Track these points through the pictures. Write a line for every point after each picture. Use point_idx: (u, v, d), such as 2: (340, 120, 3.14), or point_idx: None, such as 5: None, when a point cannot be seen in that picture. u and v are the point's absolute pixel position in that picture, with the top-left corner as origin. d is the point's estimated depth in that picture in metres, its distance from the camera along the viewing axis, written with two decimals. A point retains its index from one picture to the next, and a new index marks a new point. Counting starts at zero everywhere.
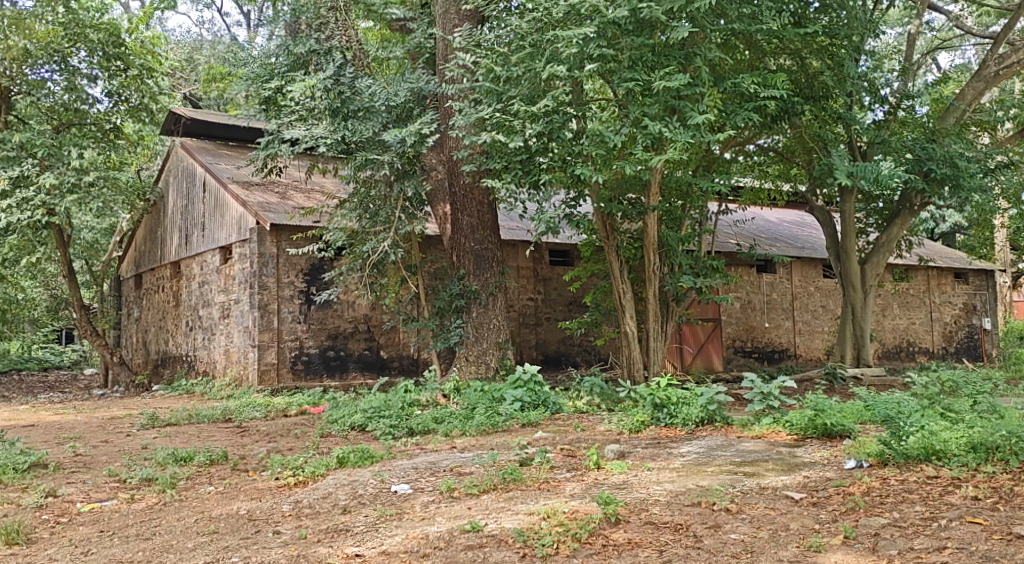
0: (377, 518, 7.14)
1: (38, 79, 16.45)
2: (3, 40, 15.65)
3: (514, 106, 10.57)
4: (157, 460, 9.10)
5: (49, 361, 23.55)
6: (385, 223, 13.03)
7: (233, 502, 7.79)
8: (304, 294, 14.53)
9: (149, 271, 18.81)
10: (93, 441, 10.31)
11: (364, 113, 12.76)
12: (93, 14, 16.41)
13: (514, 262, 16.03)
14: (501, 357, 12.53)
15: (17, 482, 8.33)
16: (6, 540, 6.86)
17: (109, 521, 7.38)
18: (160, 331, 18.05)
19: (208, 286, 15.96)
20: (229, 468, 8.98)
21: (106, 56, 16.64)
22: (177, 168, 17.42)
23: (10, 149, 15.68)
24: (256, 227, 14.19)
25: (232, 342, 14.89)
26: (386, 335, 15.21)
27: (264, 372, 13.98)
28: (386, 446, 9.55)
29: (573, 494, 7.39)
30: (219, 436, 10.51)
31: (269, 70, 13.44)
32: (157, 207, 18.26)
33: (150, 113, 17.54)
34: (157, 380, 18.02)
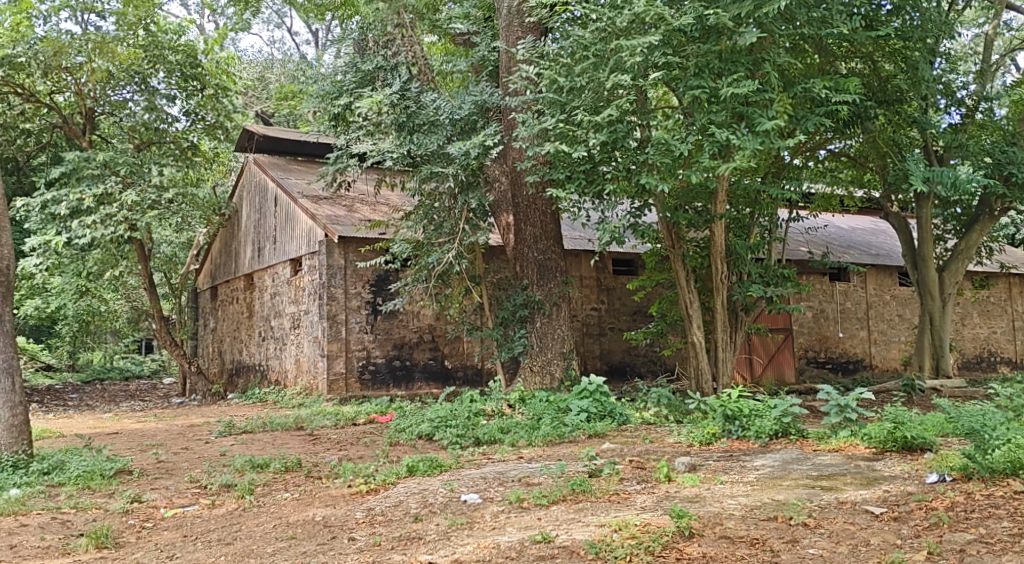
0: (448, 527, 7.17)
1: (120, 100, 17.00)
2: (87, 64, 15.88)
3: (578, 116, 10.56)
4: (235, 467, 9.29)
5: (130, 371, 24.29)
6: (449, 234, 13.08)
7: (309, 509, 7.88)
8: (371, 305, 14.69)
9: (224, 283, 19.26)
10: (174, 449, 10.55)
11: (429, 127, 12.85)
12: (172, 36, 16.85)
13: (578, 272, 15.98)
14: (566, 367, 12.47)
15: (103, 488, 8.57)
16: (96, 544, 7.04)
17: (192, 526, 7.55)
18: (235, 341, 18.40)
19: (279, 297, 16.25)
20: (304, 476, 9.09)
21: (184, 77, 17.12)
22: (250, 184, 17.78)
23: (94, 167, 16.13)
24: (325, 240, 14.40)
25: (302, 351, 15.12)
26: (451, 345, 15.29)
27: (333, 381, 14.16)
28: (454, 456, 9.59)
29: (645, 507, 7.31)
30: (293, 444, 10.67)
31: (338, 87, 13.57)
32: (231, 221, 18.63)
33: (226, 130, 18.01)
34: (231, 390, 18.37)
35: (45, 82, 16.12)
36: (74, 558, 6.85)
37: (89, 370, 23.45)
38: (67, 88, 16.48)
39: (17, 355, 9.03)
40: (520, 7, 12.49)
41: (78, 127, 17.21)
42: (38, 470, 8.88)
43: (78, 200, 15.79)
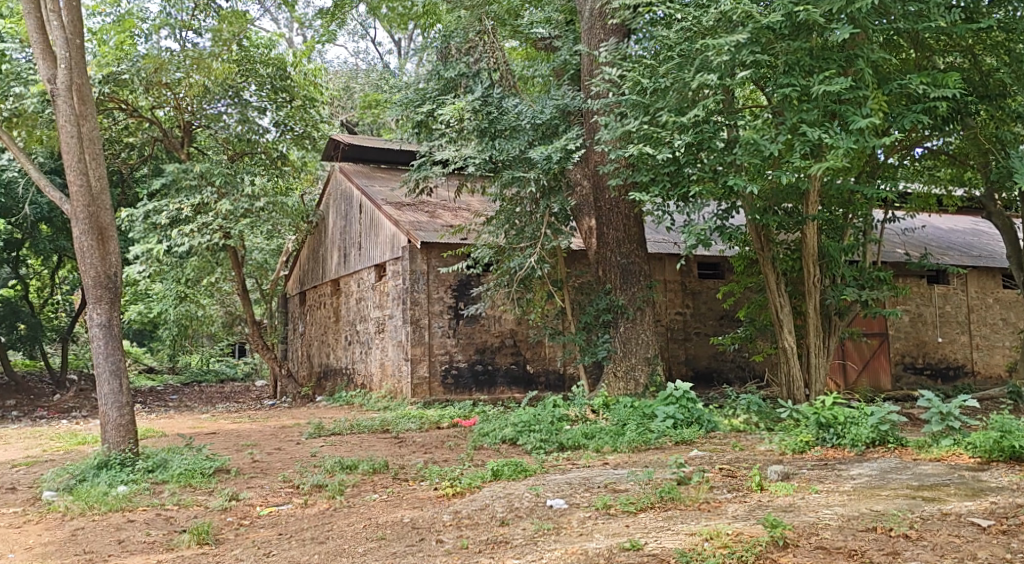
0: (536, 531, 7.12)
1: (215, 113, 17.44)
2: (185, 79, 16.48)
3: (663, 118, 10.36)
4: (326, 468, 9.44)
5: (225, 374, 25.01)
6: (531, 239, 13.03)
7: (397, 510, 7.94)
8: (453, 309, 14.76)
9: (312, 288, 19.62)
10: (268, 449, 10.79)
11: (510, 132, 12.81)
12: (263, 50, 17.28)
13: (662, 276, 15.80)
14: (651, 373, 12.28)
15: (203, 486, 8.80)
16: (197, 540, 7.23)
17: (287, 524, 7.69)
18: (323, 345, 18.73)
19: (364, 302, 16.48)
20: (391, 477, 9.18)
21: (274, 89, 17.56)
22: (336, 191, 18.09)
23: (191, 178, 16.69)
24: (408, 245, 14.52)
25: (387, 355, 15.29)
26: (533, 350, 15.26)
27: (417, 385, 14.28)
28: (539, 461, 9.54)
29: (737, 515, 7.13)
30: (380, 447, 10.78)
31: (421, 95, 13.53)
32: (319, 228, 18.97)
33: (313, 140, 18.34)
34: (320, 393, 18.71)
35: (146, 98, 16.63)
36: (177, 553, 7.03)
37: (187, 373, 24.29)
38: (167, 103, 17.06)
39: (125, 358, 9.34)
40: (602, 9, 12.34)
41: (177, 140, 17.85)
42: (143, 468, 9.15)
43: (176, 210, 16.43)
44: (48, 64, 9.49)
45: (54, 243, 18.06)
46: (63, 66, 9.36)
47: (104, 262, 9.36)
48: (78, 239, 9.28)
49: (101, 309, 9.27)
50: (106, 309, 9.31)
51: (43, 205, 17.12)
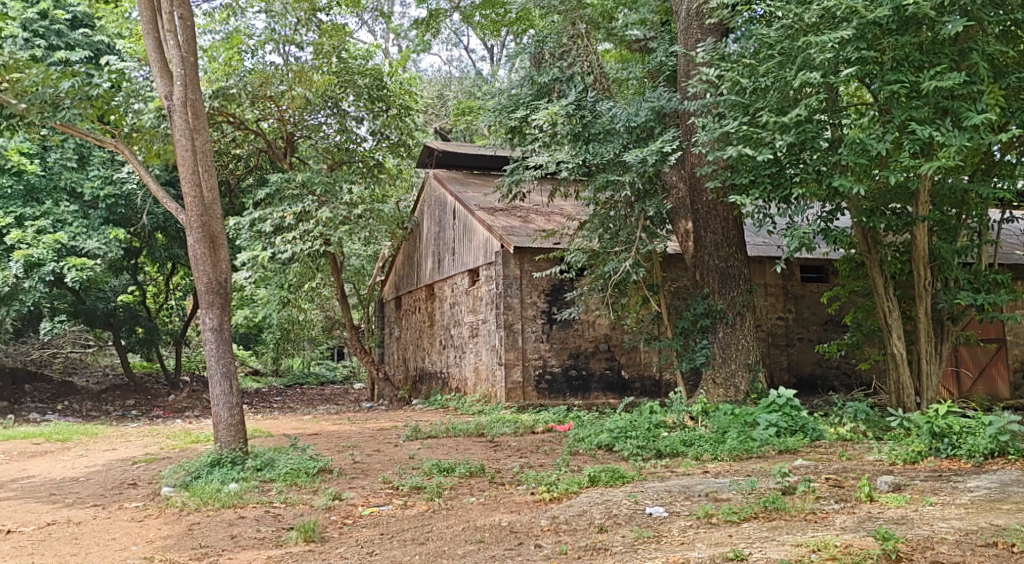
0: (635, 539, 7.02)
1: (315, 124, 17.94)
2: (288, 92, 16.90)
3: (763, 118, 10.10)
4: (424, 470, 9.54)
5: (326, 376, 25.64)
6: (626, 243, 12.81)
7: (495, 513, 7.97)
8: (546, 314, 14.72)
9: (407, 293, 19.90)
10: (367, 450, 10.99)
11: (604, 136, 12.62)
12: (361, 61, 17.66)
13: (762, 280, 15.44)
14: (752, 380, 11.98)
15: (308, 485, 9.02)
16: (304, 537, 7.39)
17: (388, 524, 7.80)
18: (418, 349, 18.98)
19: (458, 307, 16.61)
20: (488, 481, 9.21)
21: (371, 99, 17.87)
22: (431, 198, 18.24)
23: (293, 188, 17.15)
24: (501, 250, 14.57)
25: (481, 360, 15.37)
26: (628, 355, 15.13)
27: (511, 390, 14.32)
28: (637, 468, 9.42)
29: (846, 527, 6.88)
30: (476, 450, 10.83)
31: (514, 101, 13.57)
32: (414, 234, 19.17)
33: (408, 148, 18.67)
34: (416, 396, 18.97)
35: (252, 111, 17.13)
36: (286, 550, 7.21)
37: (289, 376, 25.01)
38: (271, 115, 17.57)
39: (234, 361, 9.63)
40: (699, 9, 12.13)
41: (280, 150, 18.45)
42: (252, 466, 9.41)
43: (280, 217, 16.92)
44: (166, 81, 9.91)
45: (169, 251, 18.88)
46: (179, 83, 9.78)
47: (216, 268, 9.69)
48: (193, 247, 9.65)
49: (213, 313, 9.60)
50: (217, 313, 9.63)
51: (159, 215, 17.92)
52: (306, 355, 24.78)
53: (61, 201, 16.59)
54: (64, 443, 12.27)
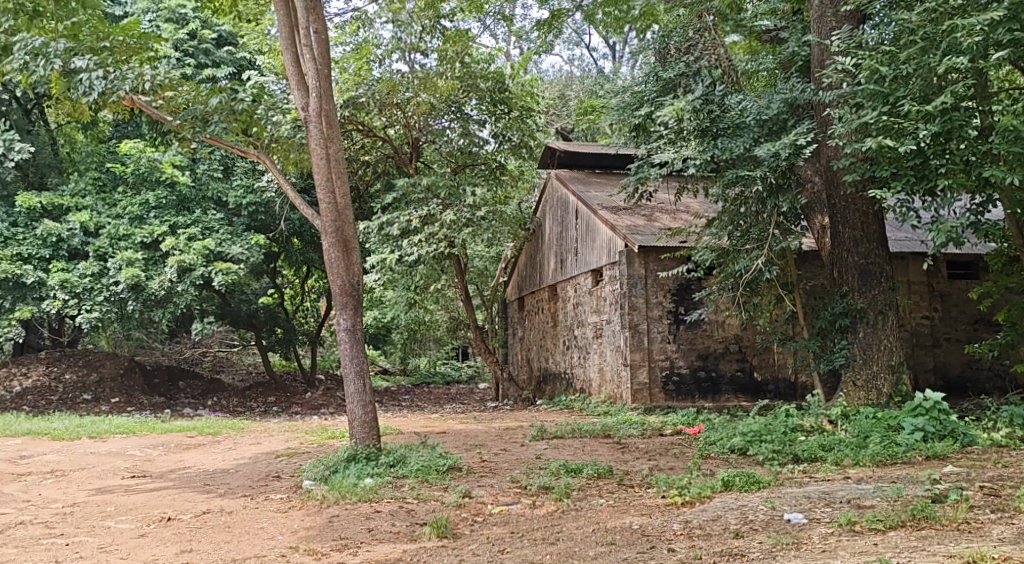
0: (773, 545, 6.79)
1: (439, 128, 18.22)
2: (414, 99, 17.18)
3: (905, 107, 9.58)
4: (552, 470, 9.50)
5: (451, 376, 26.01)
6: (758, 240, 12.40)
7: (625, 516, 7.87)
8: (673, 314, 14.45)
9: (530, 294, 19.94)
10: (495, 449, 11.06)
11: (734, 130, 12.19)
12: (483, 65, 17.72)
13: (905, 277, 14.73)
14: (895, 382, 11.44)
15: (439, 482, 9.14)
16: (437, 532, 7.49)
17: (518, 523, 7.81)
18: (542, 349, 19.01)
19: (582, 307, 16.51)
20: (616, 483, 9.10)
21: (493, 102, 18.01)
22: (553, 199, 18.19)
23: (419, 192, 17.41)
24: (625, 249, 14.35)
25: (606, 360, 15.24)
26: (760, 356, 14.74)
27: (637, 391, 14.13)
28: (773, 473, 9.11)
29: (1004, 539, 6.45)
30: (603, 452, 10.73)
31: (639, 98, 13.26)
32: (536, 234, 19.17)
33: (530, 148, 18.63)
34: (541, 396, 19.01)
35: (380, 118, 17.68)
36: (420, 544, 7.31)
37: (416, 376, 25.51)
38: (397, 122, 17.95)
39: (368, 360, 9.86)
40: None
41: (406, 155, 18.77)
42: (386, 462, 9.59)
43: (407, 221, 17.20)
44: (302, 92, 10.25)
45: (304, 255, 19.57)
46: (315, 94, 10.09)
47: (349, 272, 9.95)
48: (327, 251, 9.92)
49: (348, 314, 9.83)
50: (351, 314, 9.86)
51: (296, 221, 18.59)
52: (432, 355, 25.24)
53: (209, 210, 17.54)
54: (213, 436, 12.89)
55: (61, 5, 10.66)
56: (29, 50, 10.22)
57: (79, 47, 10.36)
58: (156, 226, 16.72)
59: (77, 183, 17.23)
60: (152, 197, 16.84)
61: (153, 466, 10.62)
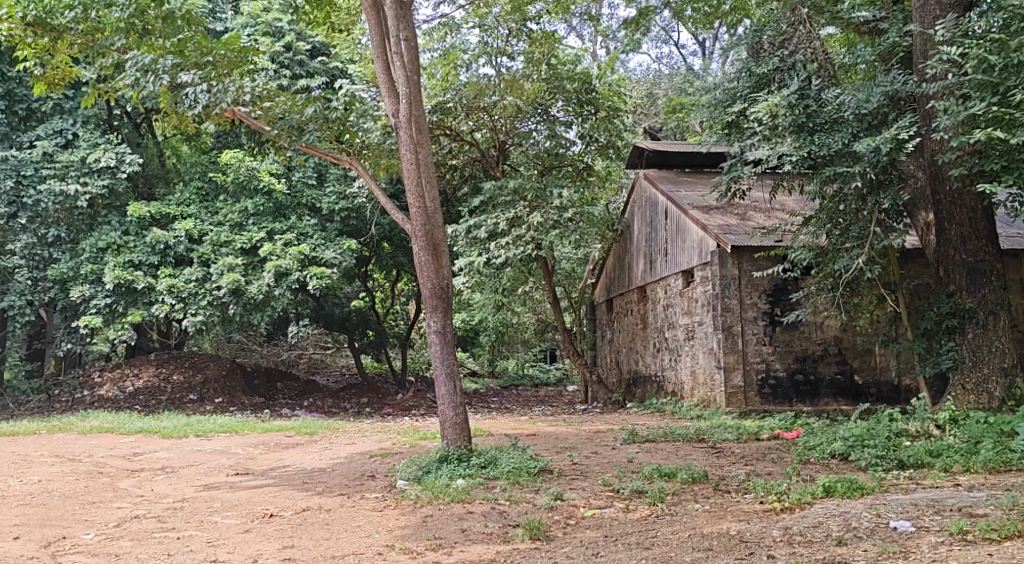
0: (879, 554, 6.55)
1: (526, 131, 18.19)
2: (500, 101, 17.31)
3: (1015, 97, 9.12)
4: (645, 474, 9.37)
5: (540, 379, 25.99)
6: (858, 238, 11.97)
7: (723, 521, 7.71)
8: (769, 316, 14.12)
9: (619, 296, 19.77)
10: (585, 452, 10.98)
11: (832, 125, 11.86)
12: (569, 66, 17.62)
13: (1016, 275, 14.07)
14: (1008, 386, 10.93)
15: (530, 484, 9.11)
16: (530, 534, 7.48)
17: (612, 527, 7.72)
18: (632, 352, 18.83)
19: (672, 309, 16.27)
20: (712, 488, 8.92)
21: (580, 103, 17.87)
22: (641, 199, 17.99)
23: (506, 195, 17.43)
24: (717, 250, 14.06)
25: (698, 363, 14.98)
26: (861, 359, 14.29)
27: (732, 395, 13.86)
28: (876, 479, 8.79)
29: None
30: (697, 456, 10.54)
31: (731, 95, 12.95)
32: (624, 235, 19.00)
33: (617, 149, 18.40)
34: (631, 399, 18.83)
35: (467, 122, 17.83)
36: (513, 546, 7.30)
37: (505, 378, 25.56)
38: (484, 125, 18.06)
39: (458, 362, 9.92)
40: None
41: (493, 159, 18.85)
42: (477, 464, 9.62)
43: (494, 224, 17.22)
44: (393, 99, 10.44)
45: (395, 259, 19.86)
46: (404, 101, 10.23)
47: (438, 274, 10.04)
48: (418, 255, 10.04)
49: (437, 317, 9.92)
50: (441, 317, 9.94)
51: (386, 225, 18.88)
52: (520, 357, 25.27)
53: (303, 216, 17.94)
54: (310, 436, 13.16)
55: (169, 23, 10.86)
56: (139, 67, 10.65)
57: (185, 62, 10.73)
58: (255, 232, 17.22)
59: (182, 193, 17.89)
60: (251, 205, 17.39)
61: (256, 464, 10.90)
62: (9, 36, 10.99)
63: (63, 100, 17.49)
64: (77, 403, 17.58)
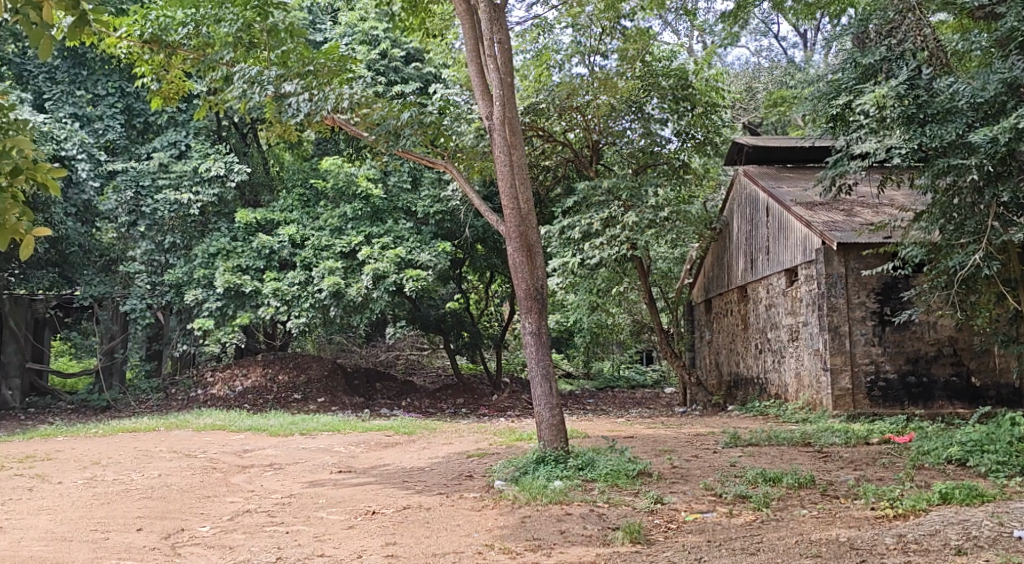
0: None
1: (619, 129, 17.98)
2: (593, 101, 17.15)
3: None
4: (748, 478, 9.12)
5: (636, 380, 25.72)
6: (974, 234, 11.42)
7: (832, 528, 7.43)
8: (878, 316, 13.63)
9: (717, 296, 19.41)
10: (685, 455, 10.76)
11: (944, 116, 11.26)
12: (665, 63, 17.38)
13: None
14: None
15: (629, 487, 8.99)
16: (630, 538, 7.37)
17: (714, 532, 7.54)
18: (732, 353, 18.46)
19: (775, 308, 15.85)
20: (820, 493, 8.62)
21: (676, 99, 17.48)
22: (741, 196, 17.58)
23: (600, 195, 17.26)
24: (823, 248, 13.59)
25: (803, 365, 14.56)
26: (977, 360, 13.69)
27: (839, 397, 13.42)
28: (998, 486, 8.34)
29: None
30: (803, 460, 10.22)
31: (836, 86, 12.57)
32: (723, 234, 18.62)
33: (715, 145, 18.08)
34: (731, 401, 18.45)
35: (560, 123, 17.82)
36: (613, 549, 7.20)
37: (600, 379, 25.40)
38: (578, 125, 17.97)
39: (553, 363, 9.87)
40: None
41: (586, 159, 18.70)
42: (575, 465, 9.54)
43: (588, 224, 17.09)
44: (487, 101, 10.44)
45: (489, 260, 19.96)
46: (498, 103, 10.22)
47: (533, 275, 9.99)
48: (512, 256, 10.03)
49: (532, 317, 9.88)
50: (536, 317, 9.90)
51: (480, 227, 19.00)
52: (616, 358, 25.07)
53: (400, 219, 18.17)
54: (409, 436, 13.29)
55: (273, 36, 11.05)
56: (246, 79, 10.95)
57: (288, 72, 10.98)
58: (354, 236, 17.53)
59: (285, 199, 18.36)
60: (350, 209, 17.70)
61: (358, 462, 11.08)
62: (128, 53, 11.48)
63: (177, 112, 18.13)
64: (191, 401, 18.31)
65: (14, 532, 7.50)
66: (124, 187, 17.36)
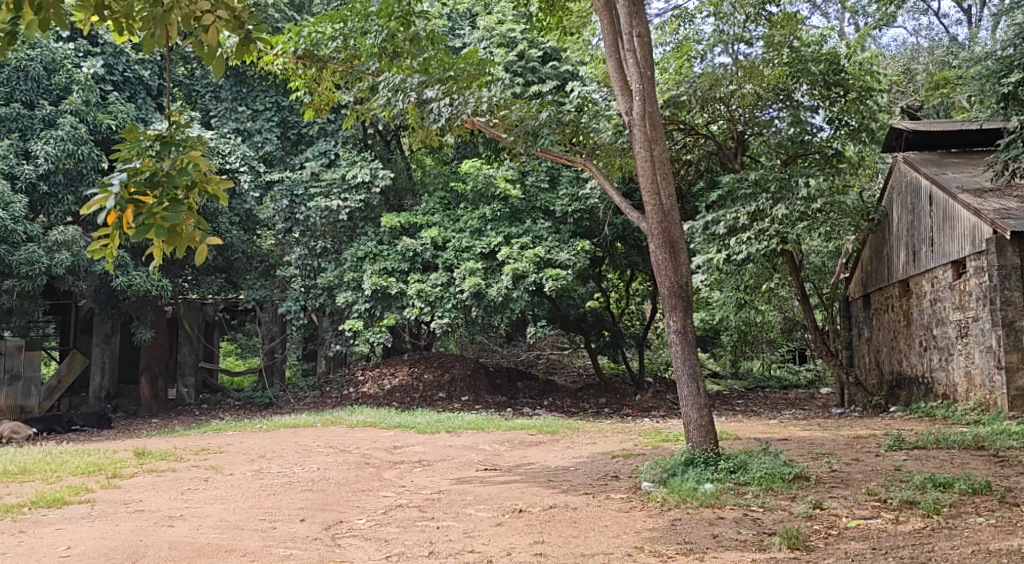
0: None
1: (766, 118, 17.33)
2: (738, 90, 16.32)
3: None
4: (915, 483, 8.57)
5: (788, 380, 24.83)
6: None
7: (1012, 538, 6.87)
8: None
9: (876, 291, 18.48)
10: (846, 458, 10.24)
11: None
12: (815, 47, 16.69)
13: None
14: None
15: (786, 491, 8.62)
16: (788, 543, 7.03)
17: (879, 539, 7.10)
18: (893, 351, 17.54)
19: (940, 303, 14.94)
20: (997, 500, 8.00)
21: (827, 85, 16.67)
22: (900, 185, 16.63)
23: (747, 187, 16.75)
24: (994, 237, 12.67)
25: (973, 363, 13.64)
26: None
27: (1015, 398, 12.52)
28: None
29: None
30: (978, 464, 9.53)
31: (1007, 63, 11.65)
32: (882, 225, 17.68)
33: (871, 131, 17.17)
34: (893, 402, 17.52)
35: (702, 115, 17.26)
36: (770, 555, 6.88)
37: (750, 380, 24.67)
38: (721, 116, 17.46)
39: (700, 363, 9.58)
40: None
41: (730, 151, 18.26)
42: (726, 468, 9.22)
43: (734, 218, 16.60)
44: (626, 97, 10.24)
45: (629, 257, 19.72)
46: (637, 98, 10.00)
47: (677, 273, 9.73)
48: (655, 253, 9.81)
49: (677, 316, 9.63)
50: (681, 316, 9.65)
51: (620, 224, 18.77)
52: (766, 357, 24.28)
53: (539, 219, 18.19)
54: (553, 435, 13.25)
55: (415, 44, 11.18)
56: (390, 88, 11.18)
57: (429, 79, 11.10)
58: (493, 237, 17.64)
59: (428, 203, 18.69)
60: (489, 210, 17.84)
61: (505, 460, 11.12)
62: (284, 69, 11.93)
63: (326, 123, 18.80)
64: (344, 399, 18.95)
65: (191, 520, 7.86)
66: (281, 197, 18.26)
